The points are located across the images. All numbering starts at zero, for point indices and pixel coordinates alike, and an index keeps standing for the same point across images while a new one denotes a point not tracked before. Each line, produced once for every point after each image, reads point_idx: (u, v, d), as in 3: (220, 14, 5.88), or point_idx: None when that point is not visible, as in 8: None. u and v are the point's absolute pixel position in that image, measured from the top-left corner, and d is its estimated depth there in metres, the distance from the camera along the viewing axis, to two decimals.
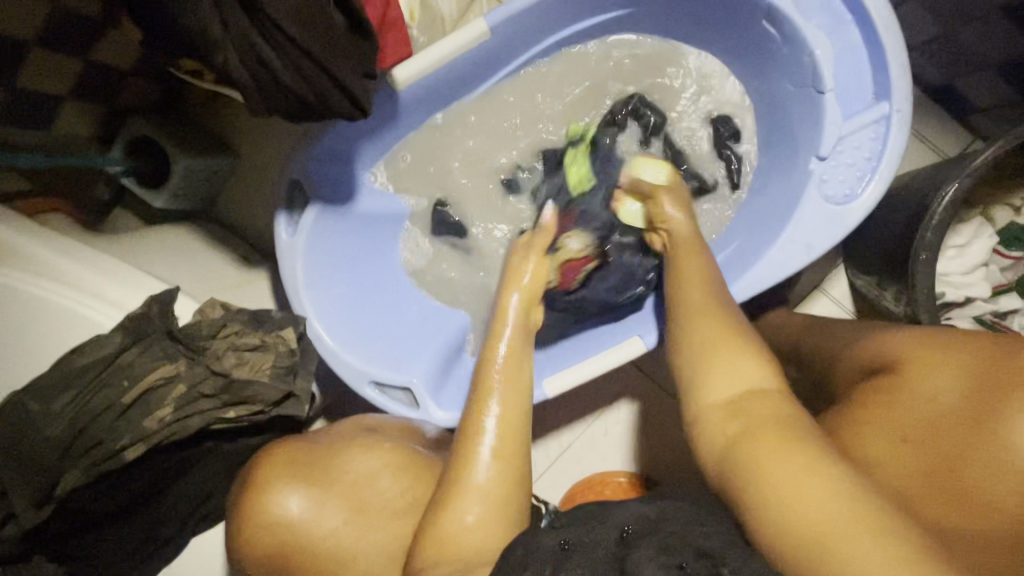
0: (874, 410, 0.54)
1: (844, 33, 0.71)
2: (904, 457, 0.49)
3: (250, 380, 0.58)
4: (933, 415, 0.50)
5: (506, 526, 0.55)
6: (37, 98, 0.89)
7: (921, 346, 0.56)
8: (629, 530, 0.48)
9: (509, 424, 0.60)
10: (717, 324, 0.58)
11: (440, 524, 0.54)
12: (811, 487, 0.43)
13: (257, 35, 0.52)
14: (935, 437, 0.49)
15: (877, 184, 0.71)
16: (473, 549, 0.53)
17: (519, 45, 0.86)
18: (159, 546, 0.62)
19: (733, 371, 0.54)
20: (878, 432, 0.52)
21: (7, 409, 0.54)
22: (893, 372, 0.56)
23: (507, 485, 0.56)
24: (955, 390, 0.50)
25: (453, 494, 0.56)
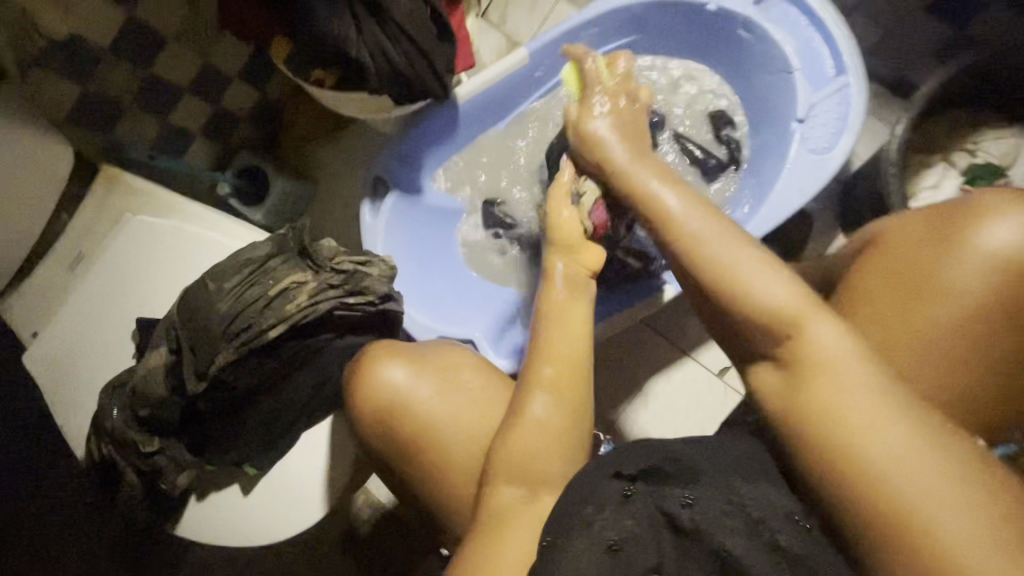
0: (863, 278, 0.65)
1: (804, 31, 0.93)
2: (884, 316, 0.61)
3: (363, 276, 0.74)
4: (909, 265, 0.62)
5: (567, 456, 0.60)
6: (178, 132, 1.11)
7: (898, 228, 0.65)
8: (692, 500, 0.51)
9: (567, 367, 0.61)
10: (705, 248, 0.55)
11: (512, 435, 0.60)
12: (942, 513, 0.43)
13: (383, 35, 0.77)
14: (914, 283, 0.62)
15: (850, 135, 0.88)
16: (544, 468, 0.59)
17: (551, 69, 1.08)
18: (281, 431, 0.75)
19: (781, 290, 0.51)
20: (866, 287, 0.64)
21: (185, 294, 0.69)
22: (871, 248, 0.67)
23: (569, 419, 0.60)
24: (915, 236, 0.64)
25: (517, 419, 0.61)
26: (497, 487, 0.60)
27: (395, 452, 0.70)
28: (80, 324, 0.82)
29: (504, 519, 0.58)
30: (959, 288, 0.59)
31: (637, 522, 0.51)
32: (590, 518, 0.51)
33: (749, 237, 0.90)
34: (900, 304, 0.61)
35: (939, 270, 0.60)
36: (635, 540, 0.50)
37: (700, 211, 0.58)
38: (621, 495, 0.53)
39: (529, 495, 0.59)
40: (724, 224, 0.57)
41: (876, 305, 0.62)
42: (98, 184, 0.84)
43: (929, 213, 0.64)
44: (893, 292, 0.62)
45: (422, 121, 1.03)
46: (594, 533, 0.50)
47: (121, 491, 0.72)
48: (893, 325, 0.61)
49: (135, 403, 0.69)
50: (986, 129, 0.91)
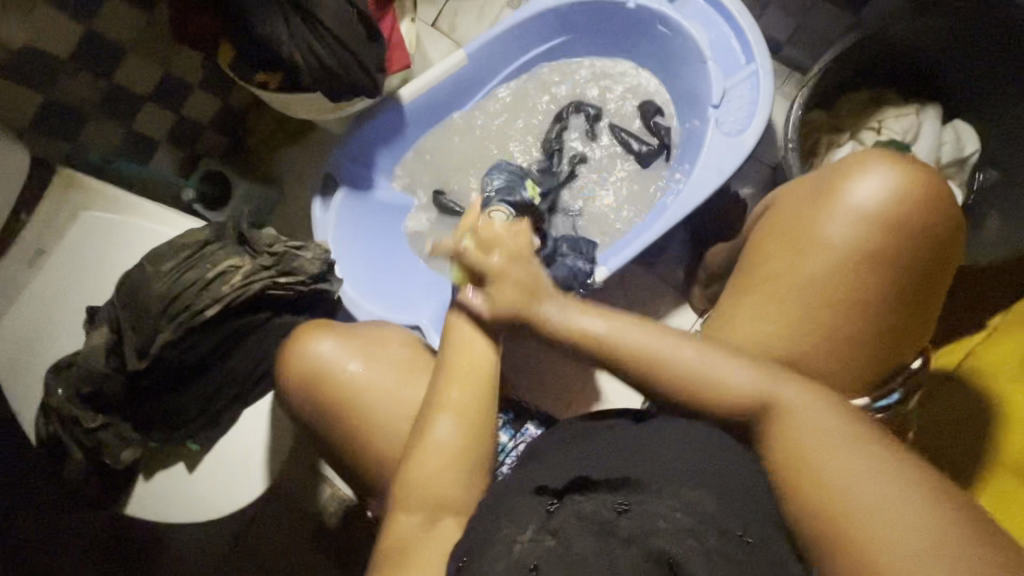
0: (765, 244, 0.67)
1: (716, 24, 1.00)
2: (781, 277, 0.65)
3: (299, 259, 0.79)
4: (800, 227, 0.65)
5: (467, 475, 0.63)
6: (142, 139, 1.16)
7: (789, 195, 0.69)
8: (626, 506, 0.54)
9: (467, 396, 0.64)
10: (616, 339, 0.62)
11: (420, 449, 0.63)
12: (848, 472, 0.51)
13: (311, 35, 0.84)
14: (808, 247, 0.64)
15: (759, 118, 0.95)
16: (442, 492, 0.61)
17: (490, 70, 1.15)
18: (226, 405, 0.79)
19: (692, 357, 0.60)
20: (764, 250, 0.67)
21: (130, 276, 0.74)
22: (767, 216, 0.70)
23: (472, 443, 0.63)
24: (801, 198, 0.67)
25: (416, 451, 0.63)
26: (396, 515, 0.61)
27: (323, 419, 0.74)
28: (38, 316, 0.86)
29: (410, 544, 0.59)
30: (838, 241, 0.62)
31: (563, 542, 0.52)
32: (506, 535, 0.54)
33: (675, 217, 0.95)
34: (792, 263, 0.64)
35: (821, 225, 0.63)
36: (551, 557, 0.51)
37: (604, 316, 0.63)
38: (545, 510, 0.55)
39: (428, 522, 0.61)
40: (618, 322, 0.63)
41: (780, 272, 0.65)
42: (55, 185, 0.88)
43: (815, 175, 0.68)
44: (785, 251, 0.65)
45: (368, 121, 1.09)
46: (515, 554, 0.52)
47: (69, 465, 0.77)
48: (791, 284, 0.64)
49: (78, 381, 0.74)
50: (888, 109, 0.97)
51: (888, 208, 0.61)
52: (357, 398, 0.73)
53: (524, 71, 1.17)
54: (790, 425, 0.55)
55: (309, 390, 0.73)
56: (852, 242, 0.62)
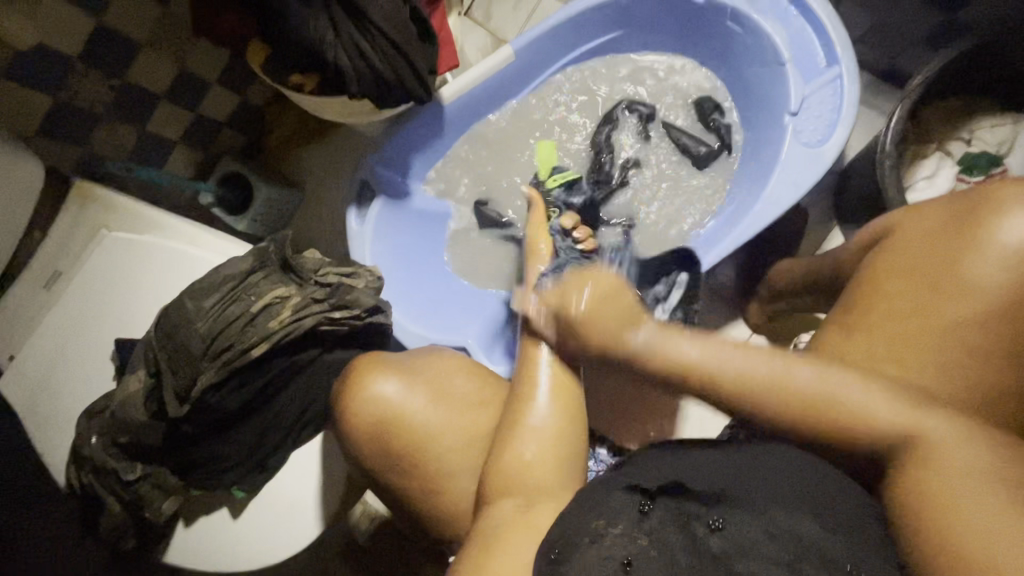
0: (880, 271, 0.62)
1: (793, 23, 0.92)
2: (902, 315, 0.58)
3: (350, 288, 0.72)
4: (922, 260, 0.59)
5: (565, 461, 0.58)
6: (155, 141, 1.03)
7: (917, 219, 0.62)
8: (721, 523, 0.47)
9: (564, 372, 0.60)
10: (710, 366, 0.51)
11: (510, 458, 0.57)
12: (982, 509, 0.43)
13: (362, 38, 0.76)
14: (929, 281, 0.58)
15: (842, 129, 0.87)
16: (540, 478, 0.56)
17: (538, 67, 1.06)
18: (271, 448, 0.73)
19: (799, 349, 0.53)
20: (885, 285, 0.61)
21: (169, 310, 0.67)
22: (887, 239, 0.65)
23: (567, 426, 0.59)
24: (929, 228, 0.61)
25: (508, 450, 0.58)
26: (494, 501, 0.56)
27: (389, 467, 0.67)
28: (59, 347, 0.78)
29: (499, 539, 0.52)
30: (981, 282, 0.55)
31: (655, 541, 0.46)
32: (594, 530, 0.48)
33: (749, 232, 0.88)
34: (921, 303, 0.58)
35: (960, 263, 0.57)
36: (648, 557, 0.46)
37: (668, 337, 0.53)
38: (637, 511, 0.49)
39: (525, 506, 0.55)
40: (700, 342, 0.52)
41: (892, 305, 0.59)
42: (72, 199, 0.80)
43: (951, 203, 0.61)
44: (912, 289, 0.59)
45: (406, 126, 1.00)
46: (603, 547, 0.47)
47: (104, 522, 0.70)
48: (908, 325, 0.58)
49: (115, 430, 0.68)
50: (981, 117, 0.92)
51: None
52: (425, 432, 0.67)
53: (574, 67, 1.08)
54: (939, 463, 0.46)
55: (373, 422, 0.66)
56: (980, 283, 0.55)
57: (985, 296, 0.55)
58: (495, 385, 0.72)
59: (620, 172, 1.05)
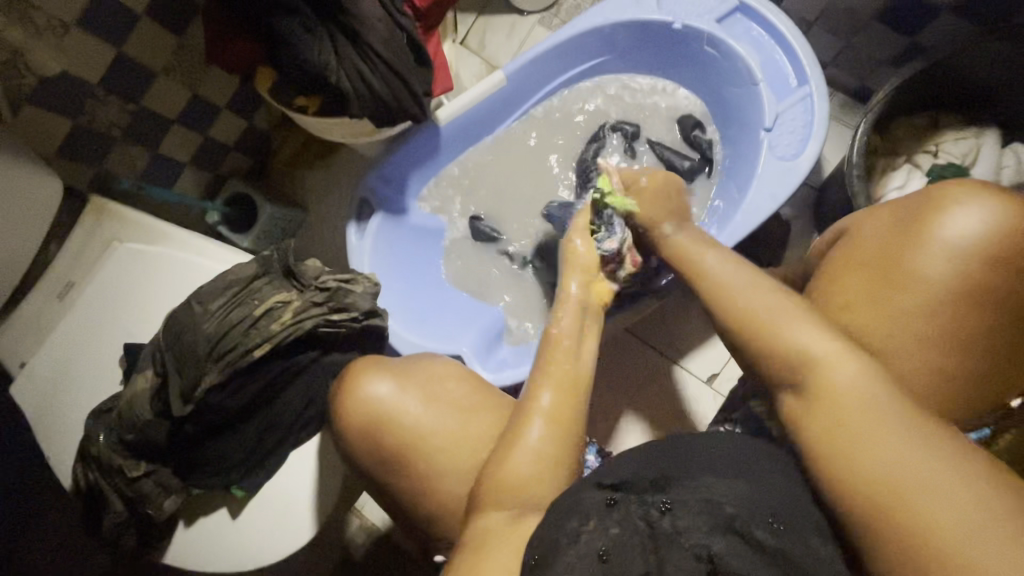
0: (845, 263, 0.65)
1: (764, 47, 0.99)
2: (857, 305, 0.62)
3: (348, 293, 0.76)
4: (880, 251, 0.62)
5: (561, 477, 0.59)
6: (166, 163, 1.08)
7: (880, 214, 0.65)
8: (671, 505, 0.52)
9: (565, 391, 0.63)
10: (745, 304, 0.59)
11: (506, 465, 0.59)
12: (879, 440, 0.48)
13: (361, 62, 0.82)
14: (889, 272, 0.61)
15: (814, 143, 0.92)
16: (533, 494, 0.58)
17: (528, 91, 1.12)
18: (270, 449, 0.75)
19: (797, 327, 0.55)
20: (844, 279, 0.64)
21: (178, 314, 0.71)
22: (848, 234, 0.67)
23: (561, 448, 0.60)
24: (883, 222, 0.64)
25: (508, 455, 0.59)
26: (484, 511, 0.57)
27: (381, 464, 0.70)
28: (70, 354, 0.81)
29: (488, 540, 0.55)
30: (931, 274, 0.58)
31: (625, 531, 0.50)
32: (575, 527, 0.51)
33: (729, 241, 0.92)
34: (880, 293, 0.61)
35: (910, 256, 0.60)
36: (622, 546, 0.50)
37: (758, 289, 0.60)
38: (606, 503, 0.53)
39: (514, 517, 0.57)
40: (764, 288, 0.59)
41: (855, 295, 0.62)
42: (87, 215, 0.85)
43: (907, 201, 0.64)
44: (870, 281, 0.62)
45: (404, 145, 1.06)
46: (581, 545, 0.50)
47: (108, 519, 0.72)
48: (866, 314, 0.61)
49: (122, 428, 0.71)
50: (946, 132, 0.97)
51: (989, 242, 0.57)
52: (418, 435, 0.69)
53: (562, 90, 1.14)
54: (842, 411, 0.50)
55: (367, 426, 0.69)
56: (932, 273, 0.58)
57: (937, 285, 0.58)
58: (486, 386, 0.75)
59: None
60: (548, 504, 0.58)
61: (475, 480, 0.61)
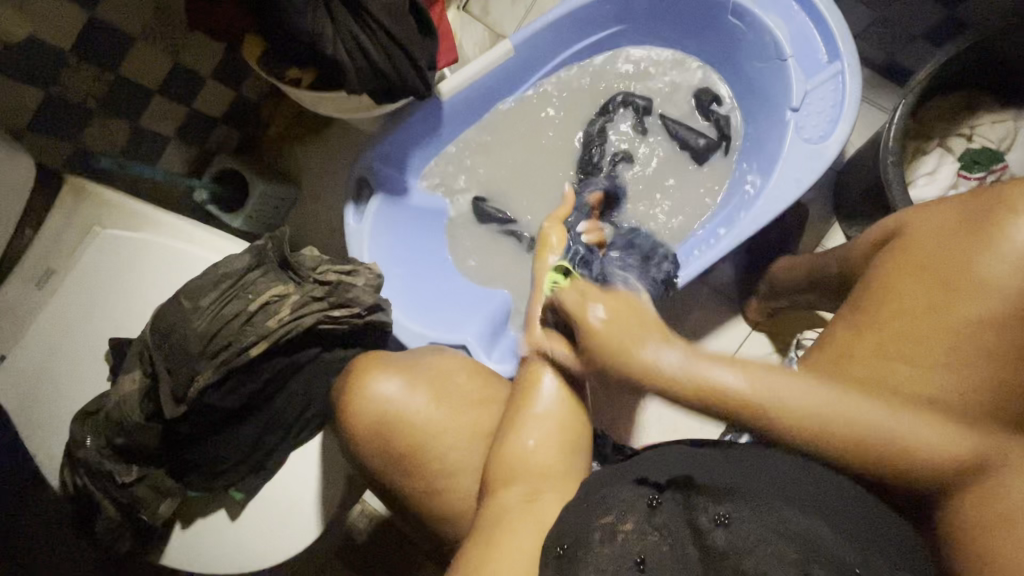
0: (893, 265, 0.61)
1: (794, 18, 0.91)
2: (914, 313, 0.58)
3: (350, 287, 0.71)
4: (933, 256, 0.59)
5: (571, 457, 0.58)
6: (149, 136, 1.01)
7: (940, 215, 0.61)
8: (728, 518, 0.48)
9: None
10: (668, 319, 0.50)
11: (508, 443, 0.58)
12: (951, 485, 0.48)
13: (359, 30, 0.75)
14: (944, 280, 0.57)
15: (844, 125, 0.87)
16: (541, 465, 0.57)
17: (538, 62, 1.04)
18: (270, 450, 0.72)
19: (800, 388, 0.47)
20: (897, 283, 0.60)
21: (168, 307, 0.66)
22: (898, 237, 0.64)
23: (572, 418, 0.58)
24: (942, 223, 0.60)
25: (512, 428, 0.59)
26: (498, 492, 0.55)
27: (387, 467, 0.66)
28: (49, 347, 0.76)
29: (500, 521, 0.53)
30: (994, 283, 0.55)
31: (664, 536, 0.48)
32: (603, 524, 0.49)
33: (750, 230, 0.87)
34: (933, 301, 0.57)
35: (974, 262, 0.56)
36: (661, 554, 0.47)
37: (663, 294, 0.53)
38: (647, 505, 0.50)
39: (528, 495, 0.55)
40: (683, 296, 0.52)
41: (900, 299, 0.59)
42: (63, 196, 0.78)
43: (966, 200, 0.60)
44: (926, 288, 0.58)
45: (405, 119, 0.99)
46: (616, 546, 0.48)
47: (100, 524, 0.69)
48: (923, 324, 0.57)
49: (110, 431, 0.67)
50: (981, 114, 0.92)
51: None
52: (429, 431, 0.66)
53: (574, 62, 1.07)
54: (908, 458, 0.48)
55: (374, 424, 0.65)
56: (990, 286, 0.55)
57: (994, 299, 0.55)
58: (496, 384, 0.71)
59: (611, 164, 1.04)
60: (559, 489, 0.56)
61: (485, 459, 0.60)
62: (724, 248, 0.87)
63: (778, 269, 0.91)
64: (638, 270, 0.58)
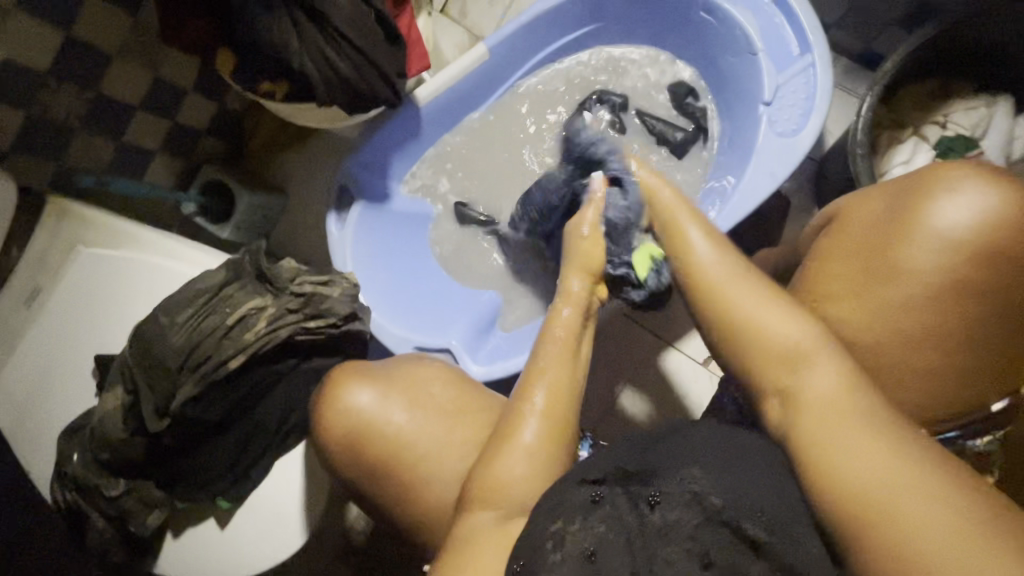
0: (826, 248, 0.64)
1: (765, 12, 0.91)
2: (843, 298, 0.61)
3: (326, 297, 0.72)
4: (857, 243, 0.62)
5: (552, 477, 0.57)
6: (133, 153, 1.02)
7: (871, 201, 0.63)
8: (659, 498, 0.49)
9: (557, 392, 0.59)
10: (713, 269, 0.58)
11: (488, 469, 0.57)
12: (906, 500, 0.46)
13: (325, 43, 0.76)
14: (868, 264, 0.61)
15: (816, 117, 0.86)
16: (518, 494, 0.55)
17: (514, 62, 1.05)
18: (253, 461, 0.73)
19: (775, 313, 0.55)
20: (827, 267, 0.63)
21: (146, 324, 0.67)
22: (833, 221, 0.66)
23: (554, 446, 0.57)
24: (870, 212, 0.63)
25: (498, 452, 0.57)
26: (472, 512, 0.55)
27: (366, 474, 0.68)
28: (42, 367, 0.78)
29: (471, 545, 0.53)
30: (914, 267, 0.58)
31: (610, 529, 0.49)
32: (557, 528, 0.50)
33: (726, 226, 0.87)
34: (860, 288, 0.61)
35: (904, 247, 0.59)
36: (607, 547, 0.48)
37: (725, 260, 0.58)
38: (590, 500, 0.51)
39: (501, 521, 0.55)
40: (735, 265, 0.58)
41: (836, 288, 0.62)
42: (47, 218, 0.80)
43: (890, 186, 0.63)
44: (852, 273, 0.61)
45: (382, 126, 1.00)
46: (565, 547, 0.49)
47: (93, 537, 0.72)
48: (854, 308, 0.60)
49: (96, 448, 0.69)
50: (956, 102, 0.92)
51: (975, 238, 0.56)
52: (405, 442, 0.67)
53: (551, 61, 1.07)
54: (863, 484, 0.47)
55: (353, 436, 0.67)
56: (908, 273, 0.58)
57: (916, 281, 0.58)
58: (472, 389, 0.72)
59: None
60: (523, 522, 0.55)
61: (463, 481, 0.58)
62: None
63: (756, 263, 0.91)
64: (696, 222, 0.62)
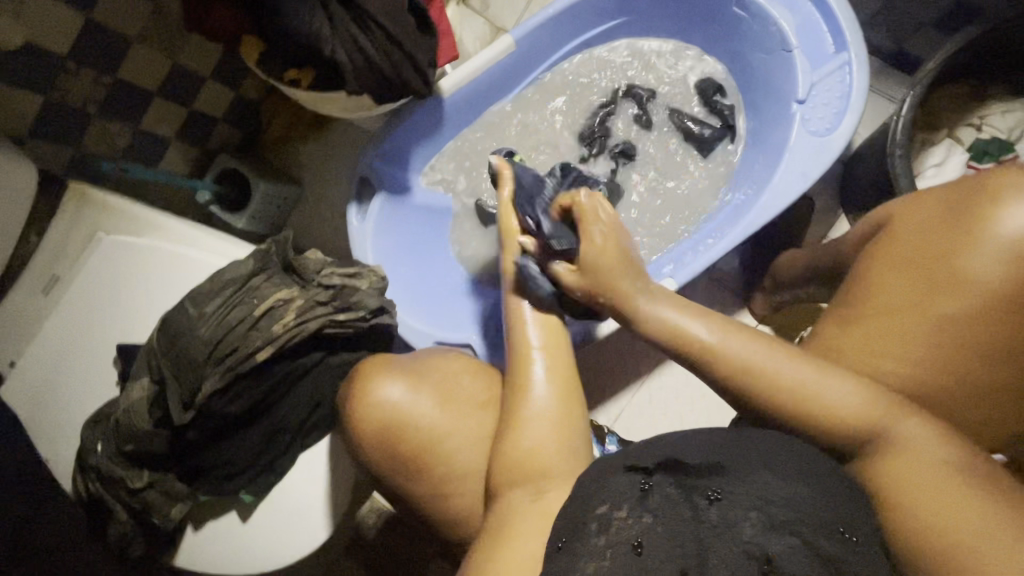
0: (878, 256, 0.63)
1: (801, 8, 0.90)
2: (902, 311, 0.59)
3: (354, 289, 0.71)
4: (912, 251, 0.61)
5: (572, 444, 0.58)
6: (150, 139, 1.00)
7: (925, 209, 0.62)
8: (719, 494, 0.47)
9: (557, 365, 0.62)
10: (733, 349, 0.56)
11: (508, 447, 0.58)
12: (972, 528, 0.46)
13: (357, 30, 0.74)
14: (926, 276, 0.59)
15: (851, 117, 0.85)
16: (545, 463, 0.57)
17: (541, 56, 1.03)
18: (277, 456, 0.72)
19: (800, 365, 0.55)
20: (882, 276, 0.62)
21: (172, 314, 0.66)
22: (885, 229, 0.65)
23: (567, 410, 0.59)
24: (924, 218, 0.61)
25: (511, 429, 0.59)
26: (505, 494, 0.56)
27: (394, 469, 0.67)
28: (59, 354, 0.77)
29: (506, 526, 0.53)
30: (975, 280, 0.57)
31: (660, 519, 0.47)
32: (601, 515, 0.48)
33: (755, 225, 0.86)
34: (919, 299, 0.59)
35: (958, 258, 0.58)
36: (655, 535, 0.46)
37: (735, 332, 0.58)
38: (639, 490, 0.49)
39: (533, 494, 0.55)
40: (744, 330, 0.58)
41: (891, 301, 0.60)
42: (67, 203, 0.78)
43: (948, 192, 0.61)
44: (910, 283, 0.60)
45: (403, 119, 0.96)
46: (611, 535, 0.47)
47: (113, 528, 0.70)
48: (912, 327, 0.59)
49: (118, 439, 0.68)
50: (990, 104, 0.91)
51: None
52: (436, 436, 0.66)
53: (577, 55, 1.06)
54: (936, 523, 0.47)
55: (388, 432, 0.66)
56: (972, 286, 0.57)
57: (979, 296, 0.57)
58: (501, 385, 0.71)
59: (613, 155, 1.04)
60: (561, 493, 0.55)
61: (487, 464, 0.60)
62: (727, 243, 0.86)
63: (783, 263, 0.89)
64: (675, 305, 0.61)
